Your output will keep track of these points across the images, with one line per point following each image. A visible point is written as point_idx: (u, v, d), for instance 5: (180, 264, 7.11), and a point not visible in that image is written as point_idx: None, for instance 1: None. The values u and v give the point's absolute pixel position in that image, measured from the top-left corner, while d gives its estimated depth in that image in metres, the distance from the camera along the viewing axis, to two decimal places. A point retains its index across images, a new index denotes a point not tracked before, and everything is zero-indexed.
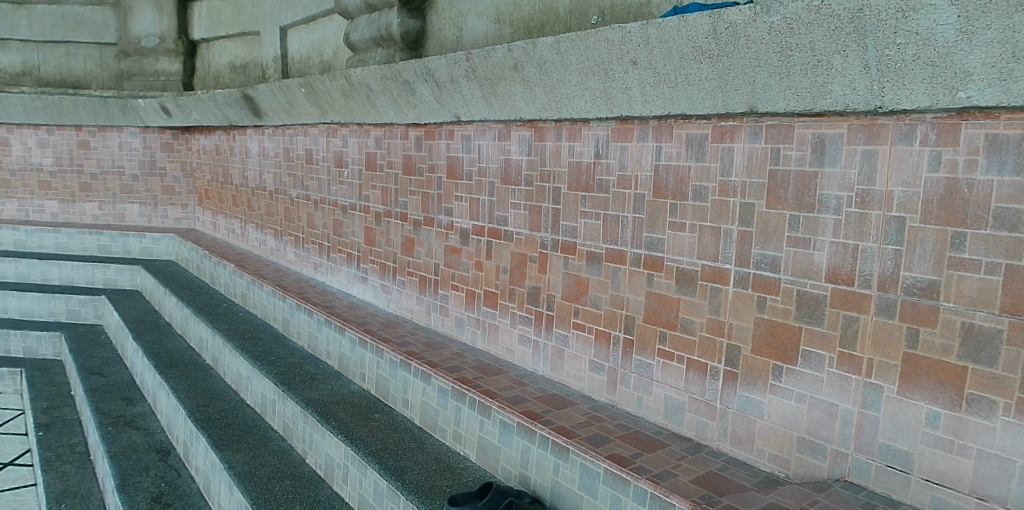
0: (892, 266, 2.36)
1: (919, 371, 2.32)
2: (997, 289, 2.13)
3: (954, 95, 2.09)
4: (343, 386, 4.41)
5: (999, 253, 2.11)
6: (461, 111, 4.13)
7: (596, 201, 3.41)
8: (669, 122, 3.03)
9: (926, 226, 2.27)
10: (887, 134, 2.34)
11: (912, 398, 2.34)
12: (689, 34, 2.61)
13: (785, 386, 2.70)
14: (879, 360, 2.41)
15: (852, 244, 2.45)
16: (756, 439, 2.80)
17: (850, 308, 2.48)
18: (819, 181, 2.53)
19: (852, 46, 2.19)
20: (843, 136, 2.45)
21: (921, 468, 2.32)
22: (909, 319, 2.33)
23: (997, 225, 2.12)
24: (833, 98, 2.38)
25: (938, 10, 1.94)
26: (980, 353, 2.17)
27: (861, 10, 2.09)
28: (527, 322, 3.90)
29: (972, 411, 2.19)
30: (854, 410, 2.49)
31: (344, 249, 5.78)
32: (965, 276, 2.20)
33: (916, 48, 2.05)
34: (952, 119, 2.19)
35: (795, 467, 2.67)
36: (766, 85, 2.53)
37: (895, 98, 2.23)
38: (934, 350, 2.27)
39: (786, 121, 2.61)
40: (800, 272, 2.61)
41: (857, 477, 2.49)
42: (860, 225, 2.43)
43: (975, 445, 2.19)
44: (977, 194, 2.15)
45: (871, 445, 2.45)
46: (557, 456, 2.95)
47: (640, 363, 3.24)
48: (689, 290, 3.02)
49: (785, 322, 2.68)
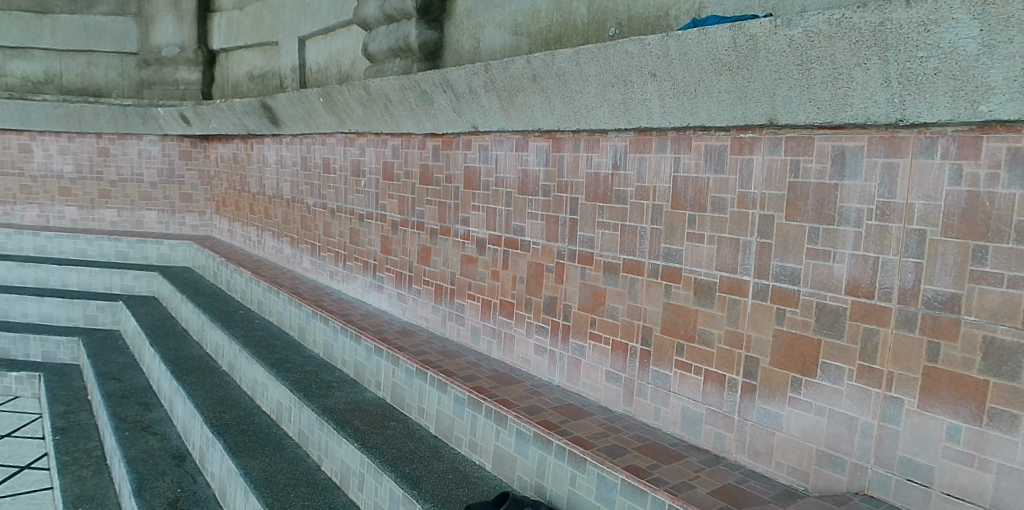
0: (912, 279, 2.35)
1: (939, 385, 2.30)
2: (1019, 303, 2.11)
3: (976, 109, 2.08)
4: (358, 394, 4.43)
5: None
6: (478, 122, 4.16)
7: (614, 212, 3.41)
8: (687, 133, 3.04)
9: (947, 240, 2.26)
10: (908, 146, 2.34)
11: (934, 412, 2.31)
12: (709, 46, 2.63)
13: (804, 398, 2.68)
14: (900, 374, 2.39)
15: (873, 257, 2.44)
16: (775, 451, 2.78)
17: (870, 321, 2.47)
18: (838, 194, 2.53)
19: (872, 60, 2.20)
20: (863, 149, 2.45)
21: (942, 482, 2.29)
22: (929, 333, 2.32)
23: (1019, 239, 2.10)
24: (853, 110, 2.38)
25: (960, 25, 1.94)
26: (1002, 367, 2.15)
27: (882, 23, 2.10)
28: (543, 331, 3.90)
29: (995, 426, 2.17)
30: (874, 423, 2.47)
31: (360, 258, 5.83)
32: (986, 289, 2.18)
33: (939, 61, 2.05)
34: (974, 133, 2.18)
35: (815, 480, 2.65)
36: (786, 98, 2.55)
37: (916, 111, 2.22)
38: (955, 365, 2.26)
39: (806, 134, 2.62)
40: (820, 285, 2.61)
41: (876, 490, 2.47)
42: (880, 238, 2.42)
43: (998, 460, 2.16)
44: (999, 208, 2.14)
45: (891, 458, 2.43)
46: (573, 466, 2.95)
47: (657, 374, 3.24)
48: (707, 301, 3.01)
49: (804, 335, 2.67)
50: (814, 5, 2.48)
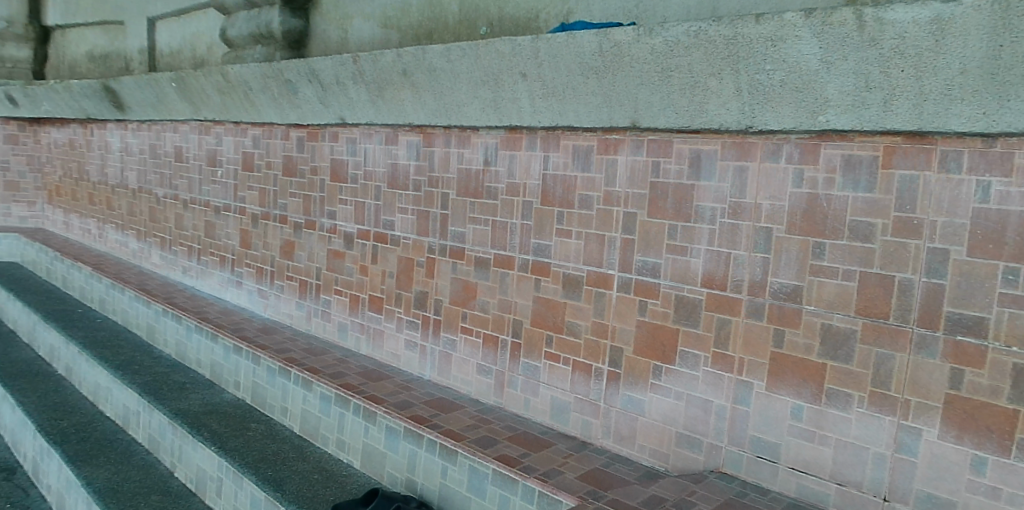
0: (761, 272, 2.57)
1: (784, 369, 2.54)
2: (852, 293, 2.37)
3: (816, 118, 2.34)
4: (216, 395, 4.21)
5: (855, 262, 2.35)
6: (345, 113, 4.10)
7: (484, 207, 3.47)
8: (556, 133, 3.14)
9: (791, 237, 2.49)
10: (756, 151, 2.56)
11: (780, 394, 2.55)
12: (577, 51, 2.75)
13: (664, 384, 2.86)
14: (750, 359, 2.62)
15: (726, 252, 2.65)
16: (637, 435, 2.94)
17: (723, 311, 2.68)
18: (695, 193, 2.73)
19: (726, 71, 2.41)
20: (717, 152, 2.66)
21: (787, 456, 2.54)
22: (776, 321, 2.55)
23: (852, 236, 2.36)
24: (709, 116, 2.60)
25: (802, 42, 2.17)
26: (837, 351, 2.41)
27: (734, 37, 2.31)
28: (414, 327, 3.89)
29: (832, 404, 2.43)
30: (727, 406, 2.68)
31: (217, 252, 5.53)
32: (824, 281, 2.43)
33: (784, 75, 2.29)
34: (814, 140, 2.43)
35: (674, 460, 2.84)
36: (648, 103, 2.72)
37: (764, 119, 2.46)
38: (798, 350, 2.50)
39: (665, 137, 2.80)
40: (679, 277, 2.80)
41: (730, 467, 2.69)
42: (732, 234, 2.64)
43: (835, 436, 2.42)
44: (835, 208, 2.39)
45: (743, 437, 2.65)
46: (445, 458, 2.97)
47: (527, 366, 3.33)
48: (575, 294, 3.13)
49: (664, 324, 2.85)
50: (673, 17, 2.67)
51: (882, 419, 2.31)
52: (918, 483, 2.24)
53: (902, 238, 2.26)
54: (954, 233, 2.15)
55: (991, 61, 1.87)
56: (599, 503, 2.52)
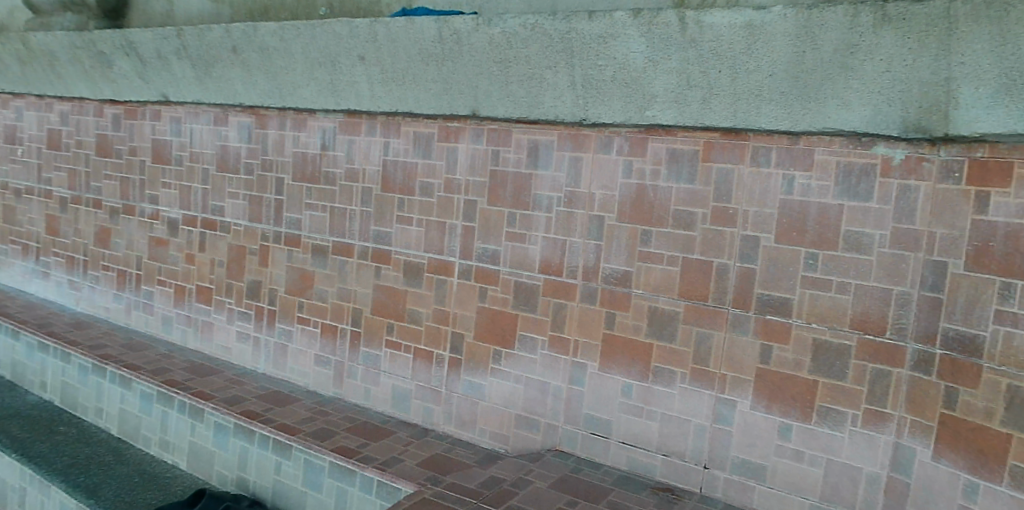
0: (594, 259, 2.70)
1: (615, 349, 2.68)
2: (675, 277, 2.53)
3: (643, 113, 2.49)
4: (19, 397, 3.87)
5: (677, 248, 2.52)
6: (168, 90, 3.86)
7: (321, 193, 3.38)
8: (397, 119, 3.12)
9: (621, 225, 2.63)
10: (590, 143, 2.68)
11: (612, 373, 2.69)
12: (416, 36, 2.76)
13: (504, 368, 2.94)
14: (585, 341, 2.74)
15: (561, 239, 2.76)
16: (478, 419, 3.00)
17: (559, 295, 2.78)
18: (533, 182, 2.81)
19: (561, 63, 2.53)
20: (554, 143, 2.76)
21: (618, 431, 2.69)
22: (607, 304, 2.68)
23: (675, 224, 2.53)
24: (545, 108, 2.70)
25: (630, 40, 2.32)
26: (663, 330, 2.57)
27: (568, 32, 2.42)
28: (246, 317, 3.72)
29: (658, 381, 2.59)
30: (564, 386, 2.80)
31: (20, 240, 5.00)
32: (652, 267, 2.58)
33: (614, 70, 2.43)
34: (642, 134, 2.58)
35: (513, 441, 2.92)
36: (487, 92, 2.78)
37: (596, 112, 2.59)
38: (627, 331, 2.64)
39: (504, 127, 2.87)
40: (517, 264, 2.87)
41: (566, 445, 2.82)
42: (567, 223, 2.74)
43: (660, 410, 2.59)
44: (660, 198, 2.55)
45: (578, 416, 2.77)
46: (279, 453, 2.89)
47: (368, 355, 3.28)
48: (416, 281, 3.13)
49: (504, 310, 2.92)
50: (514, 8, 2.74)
51: (700, 393, 2.50)
52: (734, 450, 2.46)
53: (719, 227, 2.44)
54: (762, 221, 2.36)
55: (793, 65, 2.09)
56: (437, 488, 2.54)
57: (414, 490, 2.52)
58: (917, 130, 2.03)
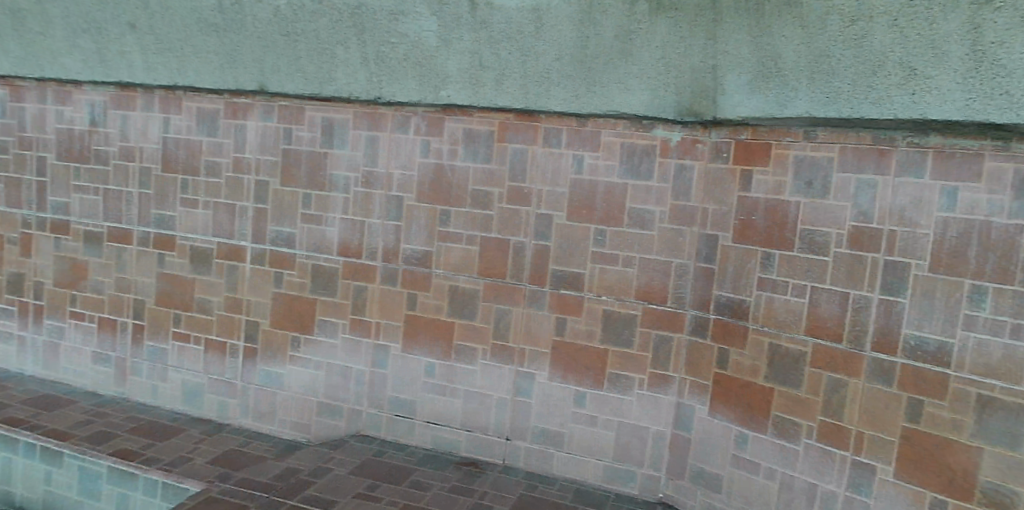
0: (394, 240, 3.08)
1: (418, 330, 3.09)
2: (473, 255, 3.03)
3: (438, 93, 2.94)
4: None
5: (477, 227, 3.01)
6: None
7: (93, 175, 3.43)
8: (177, 95, 3.27)
9: (421, 205, 3.04)
10: (387, 122, 3.06)
11: (414, 353, 3.10)
12: (196, 5, 2.93)
13: (303, 354, 3.19)
14: (386, 323, 3.11)
15: (361, 221, 3.09)
16: (278, 411, 3.22)
17: (359, 277, 3.12)
18: (328, 161, 3.10)
19: (352, 38, 2.86)
20: (348, 122, 3.08)
21: (421, 412, 3.11)
22: (407, 284, 3.09)
23: (474, 202, 3.01)
24: (338, 85, 3.01)
25: (422, 19, 2.75)
26: (463, 310, 3.05)
27: (358, 8, 2.77)
28: (9, 312, 3.67)
29: (460, 358, 3.07)
30: (367, 370, 3.14)
31: None
32: (451, 247, 3.04)
33: (407, 49, 2.85)
34: (440, 114, 3.02)
35: (315, 429, 3.20)
36: (275, 68, 3.02)
37: (390, 91, 2.98)
38: (430, 311, 3.08)
39: (296, 105, 3.12)
40: (314, 247, 3.15)
41: (371, 429, 3.16)
42: (365, 203, 3.08)
43: (463, 387, 3.07)
44: (457, 177, 3.02)
45: (382, 398, 3.14)
46: (49, 462, 2.88)
47: (153, 349, 3.39)
48: (203, 267, 3.30)
49: (300, 295, 3.18)
50: None
51: (504, 367, 3.03)
52: (534, 420, 3.03)
53: (515, 206, 2.99)
54: (556, 201, 2.95)
55: (580, 50, 2.70)
56: (226, 485, 2.68)
57: (202, 487, 2.64)
58: (688, 112, 2.78)
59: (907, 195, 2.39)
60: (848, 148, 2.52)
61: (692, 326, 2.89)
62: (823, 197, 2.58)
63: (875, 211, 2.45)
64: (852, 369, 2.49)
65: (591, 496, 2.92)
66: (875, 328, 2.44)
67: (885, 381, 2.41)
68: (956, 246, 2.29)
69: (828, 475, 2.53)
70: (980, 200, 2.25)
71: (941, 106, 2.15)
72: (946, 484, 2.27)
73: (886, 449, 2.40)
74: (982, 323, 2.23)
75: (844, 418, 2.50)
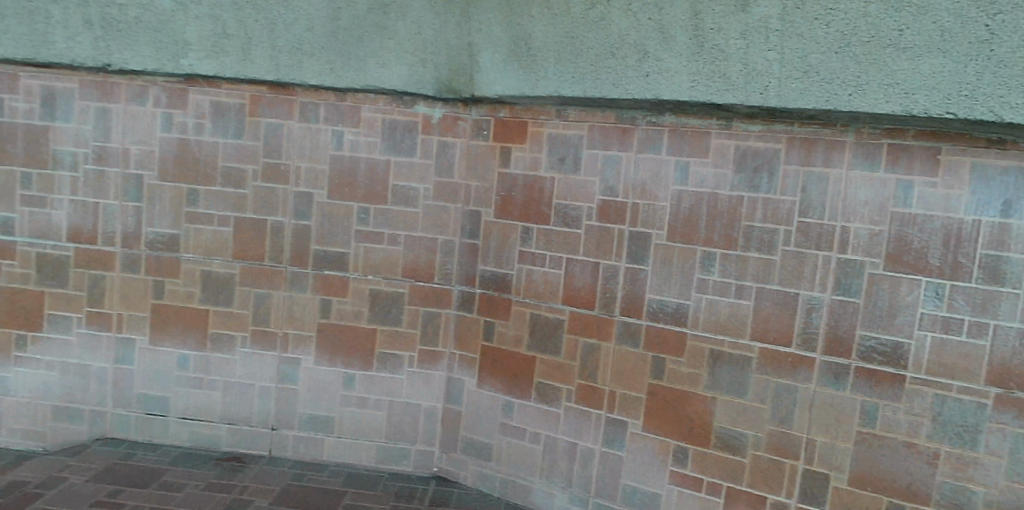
0: (135, 224, 3.17)
1: (168, 320, 3.21)
2: (229, 238, 3.16)
3: (179, 63, 3.00)
4: None
5: (229, 208, 3.14)
6: None
7: None
8: None
9: (164, 185, 3.15)
10: (120, 92, 3.11)
11: (166, 347, 3.22)
12: None
13: (32, 356, 3.23)
14: (130, 314, 3.22)
15: (95, 204, 3.17)
16: (7, 418, 3.27)
17: (97, 266, 3.20)
18: (50, 137, 3.14)
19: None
20: (76, 90, 3.12)
21: (174, 409, 3.25)
22: (153, 271, 3.20)
23: (225, 182, 3.13)
24: (59, 49, 3.00)
25: None
26: (219, 296, 3.19)
27: None
28: None
29: (217, 349, 3.22)
30: (110, 367, 3.24)
31: None
32: (201, 228, 3.16)
33: (138, 12, 2.90)
34: (182, 86, 3.10)
35: (53, 436, 3.27)
36: None
37: (121, 58, 3.00)
38: (181, 298, 3.20)
39: (12, 73, 3.11)
40: (41, 234, 3.19)
41: (117, 431, 3.28)
42: (99, 182, 3.15)
43: (219, 378, 3.22)
44: (204, 152, 3.12)
45: (129, 397, 3.26)
46: None
47: None
48: None
49: (27, 288, 3.21)
50: None
51: (267, 354, 3.20)
52: (301, 408, 3.22)
53: (271, 184, 3.13)
54: (317, 179, 3.11)
55: (334, 19, 2.86)
56: None
57: None
58: (449, 88, 3.01)
59: (646, 169, 2.86)
60: (595, 126, 2.92)
61: (460, 299, 3.19)
62: (573, 172, 2.96)
63: (619, 186, 2.89)
64: (604, 333, 2.93)
65: (360, 479, 3.11)
66: (622, 294, 2.90)
67: (633, 343, 2.89)
68: (690, 216, 2.82)
69: (586, 433, 2.96)
70: (709, 174, 2.80)
71: (670, 86, 2.71)
72: (688, 429, 2.85)
73: (635, 403, 2.90)
74: (710, 286, 2.80)
75: (597, 379, 2.94)
